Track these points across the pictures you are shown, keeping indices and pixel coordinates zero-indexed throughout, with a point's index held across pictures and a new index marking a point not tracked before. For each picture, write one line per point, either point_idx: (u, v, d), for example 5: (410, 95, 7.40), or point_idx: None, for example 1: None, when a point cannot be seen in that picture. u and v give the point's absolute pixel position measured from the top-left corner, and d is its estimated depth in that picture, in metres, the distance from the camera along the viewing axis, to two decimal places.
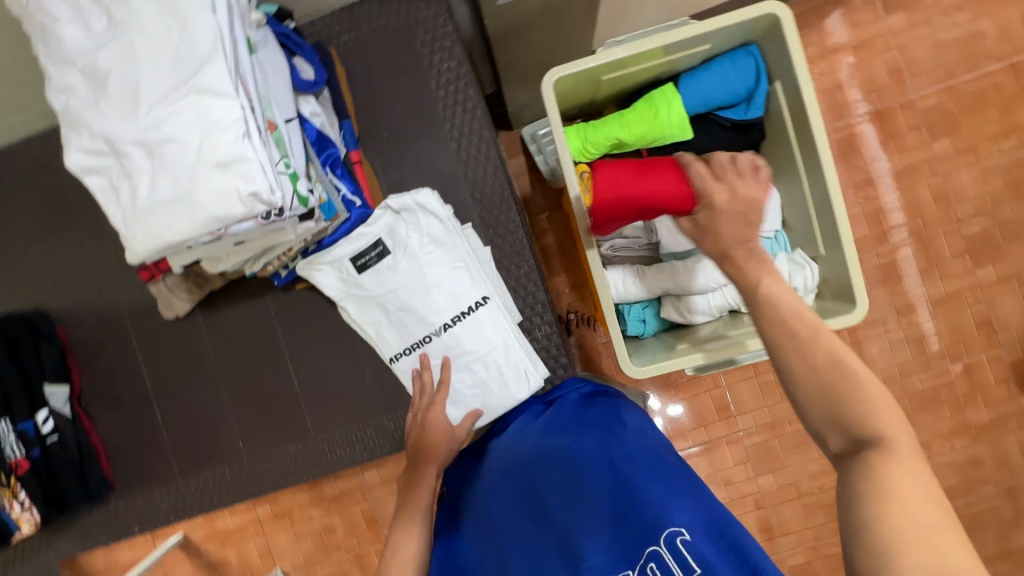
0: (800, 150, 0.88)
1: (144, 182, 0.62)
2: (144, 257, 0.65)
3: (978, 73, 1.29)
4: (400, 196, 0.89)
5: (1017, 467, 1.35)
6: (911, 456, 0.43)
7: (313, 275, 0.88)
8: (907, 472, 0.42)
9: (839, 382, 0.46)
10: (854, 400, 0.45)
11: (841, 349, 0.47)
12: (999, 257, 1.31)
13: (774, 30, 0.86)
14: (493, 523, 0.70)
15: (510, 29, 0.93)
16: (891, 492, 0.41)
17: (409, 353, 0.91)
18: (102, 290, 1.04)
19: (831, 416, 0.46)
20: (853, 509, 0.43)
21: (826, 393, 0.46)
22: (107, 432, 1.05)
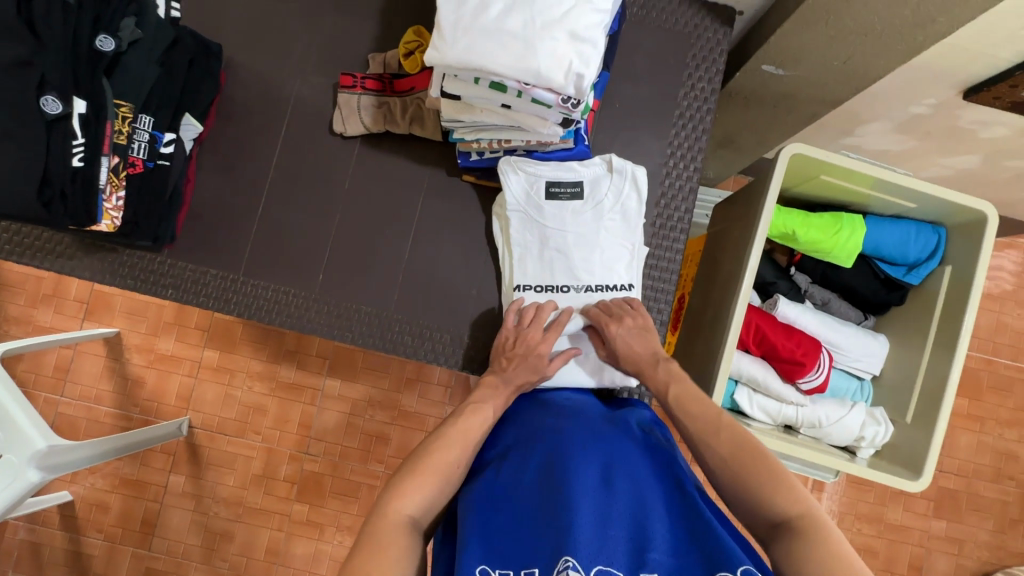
0: (937, 327, 0.99)
1: (498, 6, 0.64)
2: (445, 64, 0.66)
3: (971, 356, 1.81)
4: (622, 160, 0.94)
5: None
6: (813, 520, 0.62)
7: (507, 173, 0.92)
8: (815, 532, 0.61)
9: (752, 480, 0.67)
10: (766, 489, 0.66)
11: (744, 435, 0.72)
12: (955, 517, 1.76)
13: (973, 226, 0.96)
14: (545, 471, 0.72)
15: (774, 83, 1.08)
16: (816, 545, 0.59)
17: (537, 291, 0.93)
18: (284, 68, 1.02)
19: (763, 497, 0.66)
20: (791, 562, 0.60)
21: (736, 472, 0.69)
22: (203, 190, 1.00)
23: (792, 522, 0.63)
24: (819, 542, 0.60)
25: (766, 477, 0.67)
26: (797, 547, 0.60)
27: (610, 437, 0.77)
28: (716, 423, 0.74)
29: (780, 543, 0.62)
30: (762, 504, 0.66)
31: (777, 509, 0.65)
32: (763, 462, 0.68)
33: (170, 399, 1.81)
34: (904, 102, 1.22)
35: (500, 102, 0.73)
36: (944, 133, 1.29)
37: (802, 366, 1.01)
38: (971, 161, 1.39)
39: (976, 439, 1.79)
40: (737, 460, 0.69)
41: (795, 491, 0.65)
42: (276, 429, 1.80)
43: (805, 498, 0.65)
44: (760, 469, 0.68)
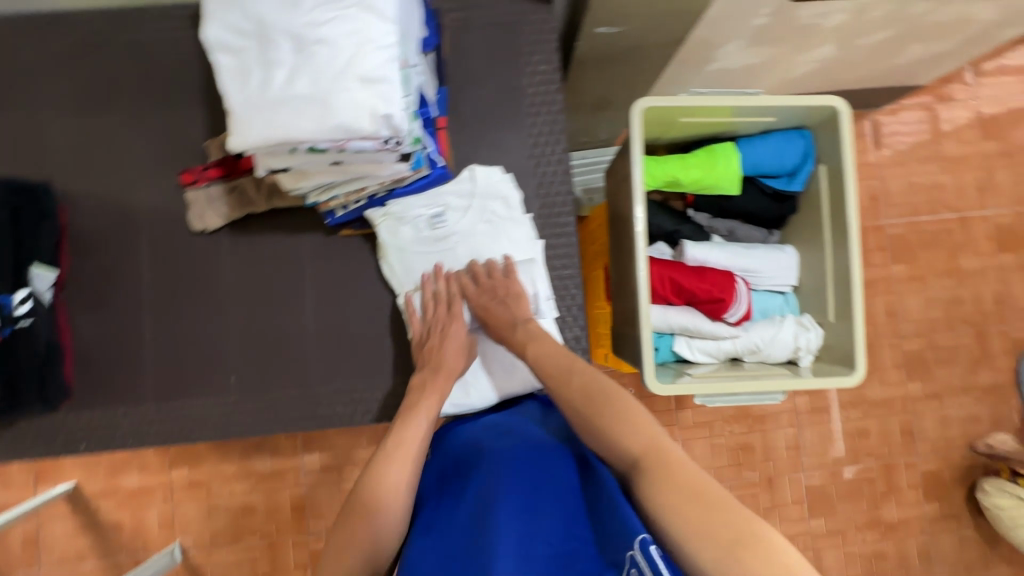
0: (831, 223, 1.02)
1: (282, 73, 0.62)
2: (251, 147, 0.63)
3: (899, 220, 1.89)
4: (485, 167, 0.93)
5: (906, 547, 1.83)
6: (664, 452, 0.65)
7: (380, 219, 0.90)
8: (667, 458, 0.64)
9: (604, 415, 0.71)
10: (620, 428, 0.69)
11: (593, 382, 0.75)
12: (928, 375, 1.87)
13: (830, 121, 0.99)
14: (478, 496, 0.68)
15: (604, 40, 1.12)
16: (668, 471, 0.62)
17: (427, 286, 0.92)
18: (126, 183, 0.97)
19: (617, 435, 0.69)
20: (645, 489, 0.62)
21: (591, 415, 0.72)
22: (81, 332, 0.95)
23: (641, 455, 0.66)
24: (671, 468, 0.63)
25: (614, 420, 0.70)
26: (645, 478, 0.63)
27: (538, 447, 0.75)
28: (562, 371, 0.78)
29: (634, 475, 0.65)
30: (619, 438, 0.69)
31: (624, 441, 0.68)
32: (607, 406, 0.72)
33: (154, 531, 1.74)
34: (745, 20, 1.24)
35: (329, 160, 0.71)
36: (793, 35, 1.32)
37: (722, 301, 1.04)
38: (828, 51, 1.44)
39: (925, 297, 1.88)
40: (590, 405, 0.73)
41: (640, 420, 0.69)
42: (271, 522, 1.75)
43: (653, 433, 0.68)
44: (614, 411, 0.71)
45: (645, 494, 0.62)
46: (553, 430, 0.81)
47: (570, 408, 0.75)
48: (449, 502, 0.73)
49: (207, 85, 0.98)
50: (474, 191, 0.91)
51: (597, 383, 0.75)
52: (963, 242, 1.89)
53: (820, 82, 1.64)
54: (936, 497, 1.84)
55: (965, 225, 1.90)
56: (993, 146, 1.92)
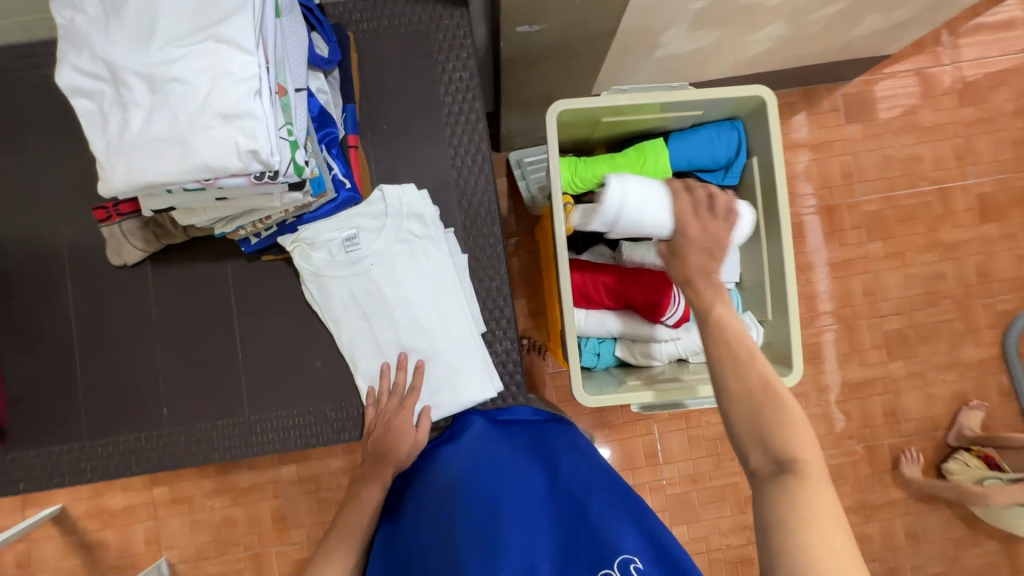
0: (764, 217, 0.98)
1: (139, 115, 0.60)
2: (118, 193, 0.62)
3: (875, 195, 1.83)
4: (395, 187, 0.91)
5: (892, 530, 1.80)
6: (819, 481, 0.57)
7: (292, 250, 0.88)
8: (818, 491, 0.56)
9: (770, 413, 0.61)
10: (780, 427, 0.60)
11: (771, 375, 0.63)
12: (909, 354, 1.82)
13: (759, 110, 0.95)
14: (448, 515, 0.74)
15: (527, 37, 1.08)
16: (810, 509, 0.55)
17: (349, 314, 0.90)
18: (45, 220, 0.97)
19: (772, 439, 0.60)
20: (779, 508, 0.56)
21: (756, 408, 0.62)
22: (12, 373, 0.95)
23: (789, 467, 0.58)
24: (811, 503, 0.55)
25: (785, 420, 0.61)
26: (794, 498, 0.56)
27: (501, 463, 0.81)
28: (745, 356, 0.65)
29: (779, 487, 0.57)
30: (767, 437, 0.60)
31: (778, 449, 0.59)
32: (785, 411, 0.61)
33: (141, 547, 1.78)
34: (681, 4, 1.19)
35: (211, 198, 0.69)
36: (735, 15, 1.27)
37: (658, 305, 1.01)
38: (780, 28, 1.38)
39: (904, 274, 1.83)
40: (753, 398, 0.62)
41: (806, 436, 0.60)
42: (253, 534, 1.78)
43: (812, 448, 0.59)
44: (774, 414, 0.61)
45: (776, 514, 0.56)
46: (512, 437, 0.87)
47: (725, 389, 0.64)
48: (414, 518, 0.79)
49: None
50: (386, 209, 0.89)
51: (775, 382, 0.62)
52: (943, 215, 1.82)
53: (779, 59, 1.57)
54: (922, 478, 1.80)
55: (944, 196, 1.84)
56: (972, 112, 1.83)
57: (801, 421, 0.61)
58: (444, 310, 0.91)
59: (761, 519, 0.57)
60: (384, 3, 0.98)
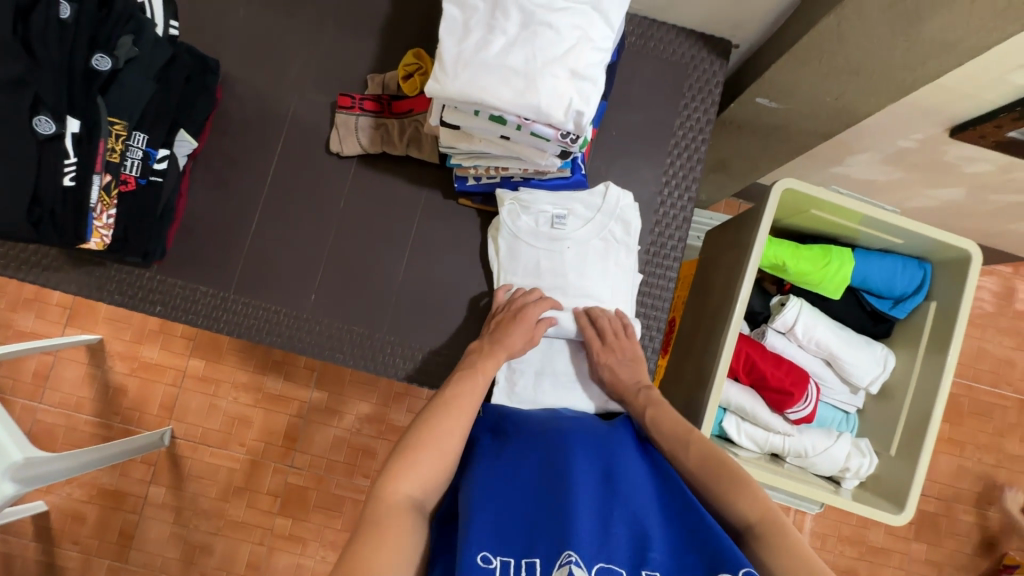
0: (922, 362, 1.00)
1: (501, 42, 0.65)
2: (445, 97, 0.66)
3: (960, 379, 1.82)
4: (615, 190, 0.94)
5: None
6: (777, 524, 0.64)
7: (502, 204, 0.92)
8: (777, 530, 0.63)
9: (724, 482, 0.69)
10: (740, 487, 0.68)
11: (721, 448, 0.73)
12: (935, 542, 1.78)
13: (956, 263, 0.99)
14: (545, 474, 0.70)
15: (758, 108, 1.14)
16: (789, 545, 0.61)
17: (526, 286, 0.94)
18: (283, 84, 1.01)
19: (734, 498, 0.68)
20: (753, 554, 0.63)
21: (710, 475, 0.71)
22: (194, 206, 0.99)
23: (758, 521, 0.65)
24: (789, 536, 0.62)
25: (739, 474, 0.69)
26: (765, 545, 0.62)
27: (597, 442, 0.76)
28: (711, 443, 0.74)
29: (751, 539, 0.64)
30: (733, 496, 0.68)
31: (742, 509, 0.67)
32: (735, 470, 0.70)
33: (154, 408, 1.77)
34: (892, 136, 1.24)
35: (499, 134, 0.73)
36: (930, 167, 1.32)
37: (790, 395, 1.03)
38: (956, 194, 1.42)
39: (958, 463, 1.80)
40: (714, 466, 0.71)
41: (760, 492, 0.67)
42: (260, 442, 1.77)
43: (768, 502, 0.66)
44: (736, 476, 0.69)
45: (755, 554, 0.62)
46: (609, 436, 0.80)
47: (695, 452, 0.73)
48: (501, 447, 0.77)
49: (387, 23, 1.02)
50: (602, 206, 0.94)
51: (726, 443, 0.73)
52: (1015, 423, 1.80)
53: (934, 219, 1.60)
54: None
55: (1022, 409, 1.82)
56: None
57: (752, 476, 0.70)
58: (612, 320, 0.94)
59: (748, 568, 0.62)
60: (658, 27, 1.04)
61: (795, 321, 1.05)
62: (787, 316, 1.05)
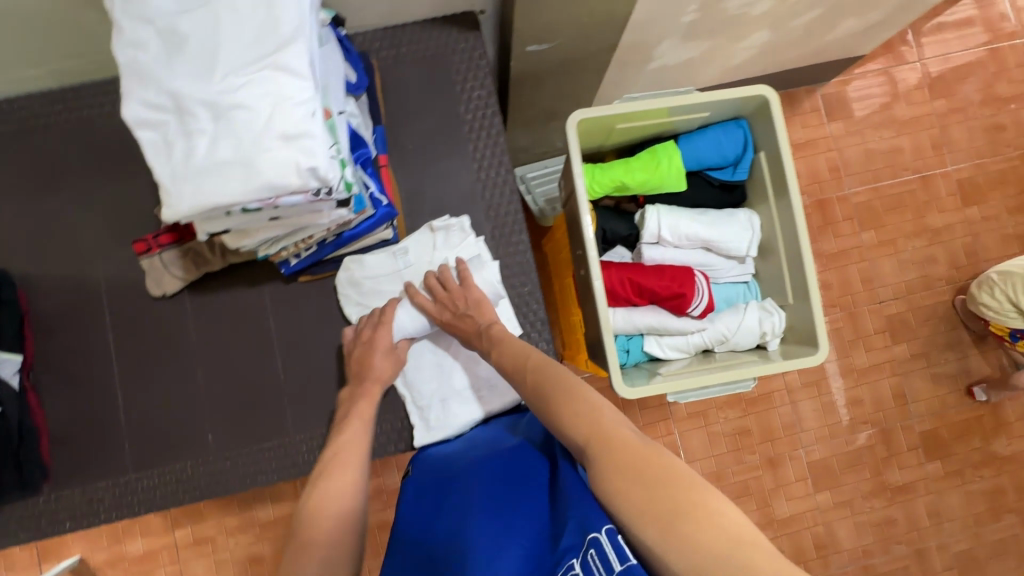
0: (777, 208, 1.03)
1: (204, 142, 0.63)
2: (184, 216, 0.65)
3: (893, 180, 1.81)
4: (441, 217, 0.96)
5: (920, 524, 1.74)
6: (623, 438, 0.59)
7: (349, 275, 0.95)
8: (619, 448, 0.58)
9: (561, 407, 0.67)
10: (586, 408, 0.64)
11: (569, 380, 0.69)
12: (912, 338, 1.80)
13: (762, 109, 1.02)
14: (456, 522, 0.70)
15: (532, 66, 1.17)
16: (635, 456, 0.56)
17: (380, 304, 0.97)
18: (79, 257, 0.98)
19: (570, 422, 0.65)
20: (603, 476, 0.57)
21: (556, 403, 0.68)
22: (56, 412, 0.96)
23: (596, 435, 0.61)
24: (638, 450, 0.57)
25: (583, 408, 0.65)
26: (608, 458, 0.58)
27: (505, 461, 0.76)
28: (565, 386, 0.69)
29: (593, 455, 0.60)
30: (574, 418, 0.65)
31: (582, 427, 0.63)
32: (579, 394, 0.66)
33: None
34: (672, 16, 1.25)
35: (266, 218, 0.72)
36: (722, 26, 1.34)
37: (683, 296, 1.05)
38: (763, 35, 1.45)
39: (908, 259, 1.81)
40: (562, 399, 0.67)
41: (594, 407, 0.64)
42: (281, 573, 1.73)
43: (592, 420, 0.63)
44: (576, 399, 0.66)
45: (611, 480, 0.56)
46: (520, 443, 0.80)
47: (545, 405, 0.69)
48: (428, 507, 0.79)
49: None
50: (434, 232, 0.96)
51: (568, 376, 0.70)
52: (927, 201, 1.82)
53: (765, 61, 1.63)
54: (937, 456, 1.77)
55: (928, 183, 1.84)
56: (944, 104, 1.84)
57: (596, 401, 0.65)
58: None
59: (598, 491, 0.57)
60: (405, 30, 1.02)
61: (660, 228, 1.07)
62: (651, 226, 1.07)
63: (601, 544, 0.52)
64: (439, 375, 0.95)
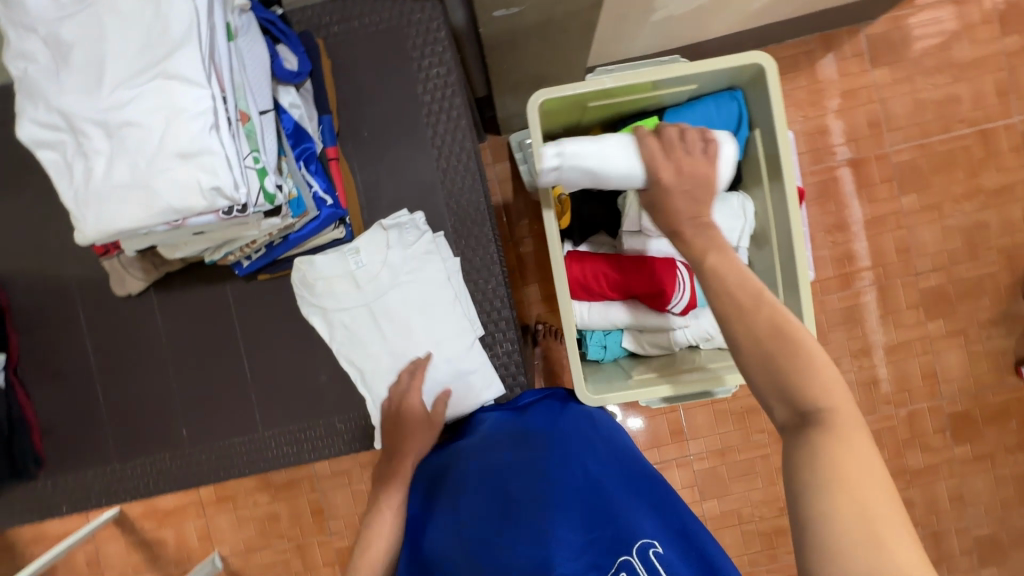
0: (770, 193, 0.92)
1: (100, 163, 0.60)
2: (92, 240, 0.62)
3: (949, 135, 1.45)
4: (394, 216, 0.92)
5: (944, 512, 1.52)
6: (846, 431, 0.50)
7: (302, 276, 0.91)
8: (841, 443, 0.48)
9: (771, 352, 0.54)
10: (806, 378, 0.53)
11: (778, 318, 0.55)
12: (950, 313, 1.48)
13: (758, 78, 0.88)
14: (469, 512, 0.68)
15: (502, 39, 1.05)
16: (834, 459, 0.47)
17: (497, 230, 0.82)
18: (50, 256, 0.99)
19: (795, 385, 0.53)
20: (805, 461, 0.49)
21: (763, 356, 0.55)
22: (43, 406, 1.01)
23: (823, 411, 0.51)
24: (844, 455, 0.48)
25: (798, 362, 0.53)
26: (819, 442, 0.49)
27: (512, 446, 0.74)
28: (749, 308, 0.57)
29: (814, 428, 0.50)
30: (790, 379, 0.53)
31: (807, 395, 0.52)
32: (797, 350, 0.54)
33: (194, 542, 1.81)
34: None
35: (187, 234, 0.69)
36: None
37: (662, 292, 0.95)
38: None
39: (974, 222, 1.46)
40: (767, 344, 0.54)
41: (826, 382, 0.52)
42: (295, 526, 1.79)
43: (839, 388, 0.52)
44: (799, 359, 0.53)
45: (822, 468, 0.48)
46: (531, 422, 0.79)
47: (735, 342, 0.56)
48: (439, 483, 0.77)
49: None
50: (387, 231, 0.91)
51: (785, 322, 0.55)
52: (985, 157, 1.44)
53: None
54: (966, 439, 1.51)
55: (987, 138, 1.45)
56: (1015, 41, 1.43)
57: (823, 363, 0.54)
58: (437, 328, 0.92)
59: (804, 471, 0.48)
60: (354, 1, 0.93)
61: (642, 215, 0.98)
62: (633, 212, 0.98)
63: (633, 565, 0.57)
64: (397, 380, 0.92)
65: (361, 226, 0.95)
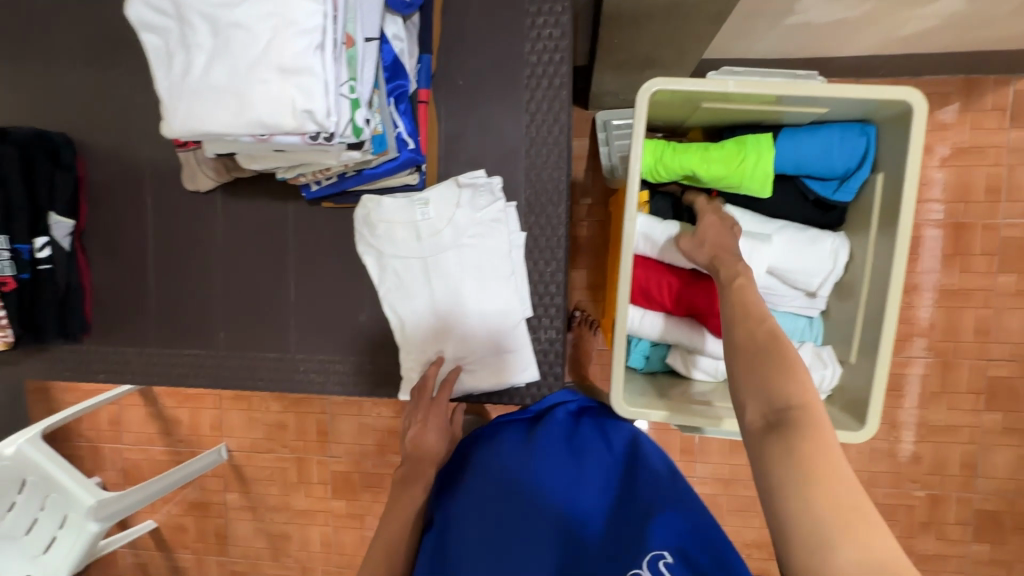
0: (873, 245, 0.84)
1: (200, 60, 0.58)
2: (177, 136, 0.61)
3: None
4: (472, 174, 0.89)
5: None
6: (822, 428, 0.49)
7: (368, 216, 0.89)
8: (817, 444, 0.47)
9: (759, 366, 0.55)
10: (778, 378, 0.53)
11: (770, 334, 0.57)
12: (1013, 409, 1.35)
13: (899, 118, 0.79)
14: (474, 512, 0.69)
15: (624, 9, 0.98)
16: (815, 461, 0.46)
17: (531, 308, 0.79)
18: (130, 135, 1.00)
19: (769, 387, 0.53)
20: (783, 458, 0.48)
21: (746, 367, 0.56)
22: (99, 277, 1.04)
23: (795, 409, 0.50)
24: (821, 452, 0.47)
25: (786, 371, 0.54)
26: (798, 443, 0.48)
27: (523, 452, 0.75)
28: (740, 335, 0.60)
29: (778, 434, 0.49)
30: (766, 390, 0.53)
31: (784, 394, 0.52)
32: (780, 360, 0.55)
33: (205, 428, 1.91)
34: None
35: (269, 149, 0.67)
36: None
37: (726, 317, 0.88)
38: None
39: None
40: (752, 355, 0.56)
41: (802, 385, 0.52)
42: (299, 440, 1.84)
43: (815, 393, 0.52)
44: (773, 361, 0.55)
45: (797, 459, 0.47)
46: (541, 430, 0.79)
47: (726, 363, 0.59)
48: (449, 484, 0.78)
49: None
50: (461, 189, 0.88)
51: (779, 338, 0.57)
52: None
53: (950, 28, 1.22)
54: (987, 539, 1.39)
55: None
56: None
57: (801, 368, 0.54)
58: (488, 299, 0.89)
59: (774, 468, 0.48)
60: None
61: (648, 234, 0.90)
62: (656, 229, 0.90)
63: None
64: (436, 337, 0.91)
65: (435, 179, 0.92)
